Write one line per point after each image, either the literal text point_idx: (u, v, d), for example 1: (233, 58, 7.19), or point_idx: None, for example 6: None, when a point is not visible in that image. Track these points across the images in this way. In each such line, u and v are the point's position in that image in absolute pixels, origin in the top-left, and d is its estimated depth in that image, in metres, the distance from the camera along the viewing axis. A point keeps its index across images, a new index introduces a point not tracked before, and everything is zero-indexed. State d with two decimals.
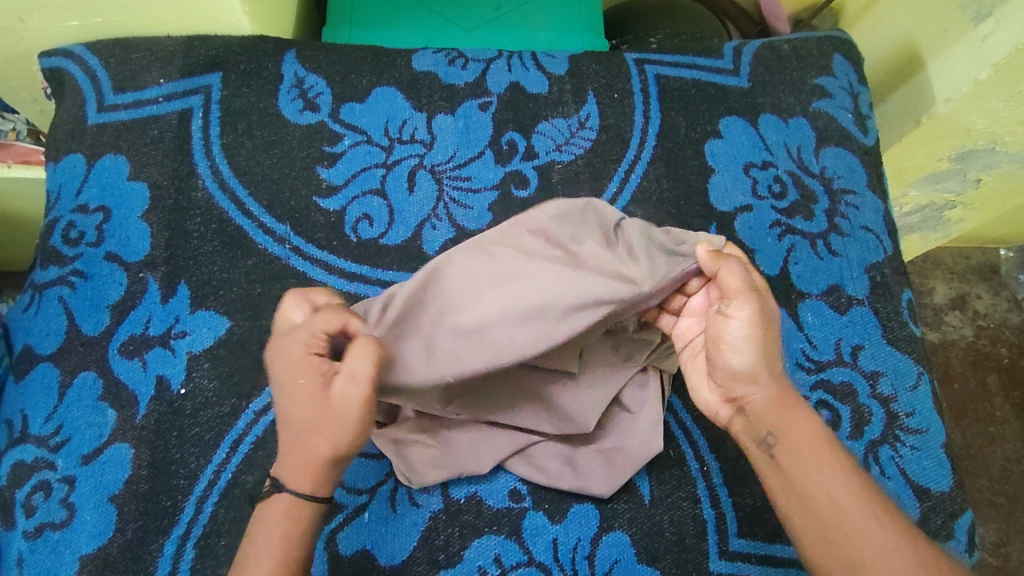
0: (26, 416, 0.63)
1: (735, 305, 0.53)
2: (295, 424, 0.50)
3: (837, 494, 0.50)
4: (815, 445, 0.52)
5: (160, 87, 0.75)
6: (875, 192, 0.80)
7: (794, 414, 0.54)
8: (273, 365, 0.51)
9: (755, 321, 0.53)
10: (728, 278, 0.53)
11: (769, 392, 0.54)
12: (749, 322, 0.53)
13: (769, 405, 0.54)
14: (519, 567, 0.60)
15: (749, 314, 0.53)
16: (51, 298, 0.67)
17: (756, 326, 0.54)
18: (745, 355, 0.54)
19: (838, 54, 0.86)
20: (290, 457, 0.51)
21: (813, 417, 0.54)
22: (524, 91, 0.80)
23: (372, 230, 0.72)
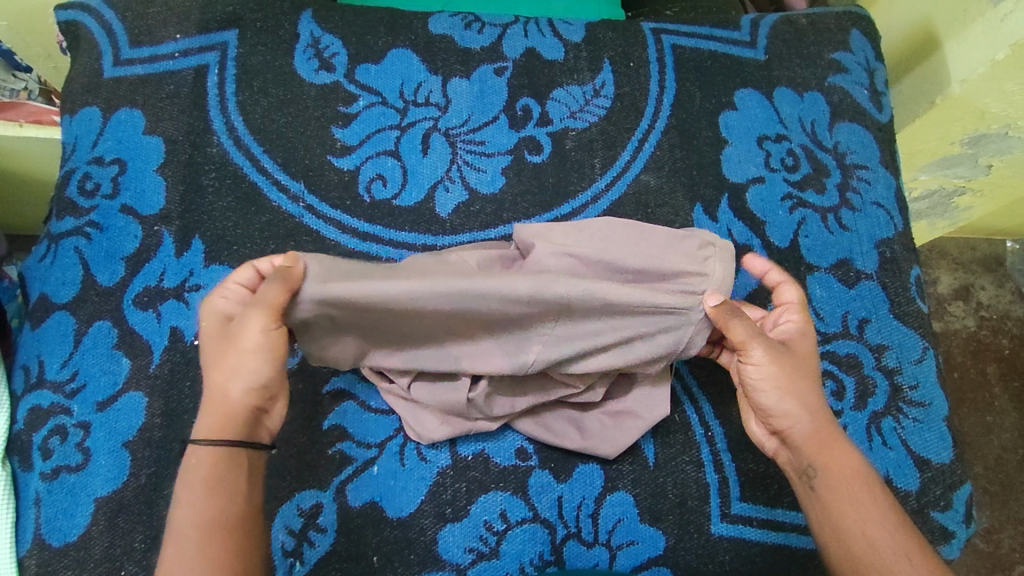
0: (43, 362, 0.64)
1: (747, 351, 0.56)
2: (217, 374, 0.53)
3: (873, 533, 0.52)
4: (855, 476, 0.54)
5: (176, 43, 0.75)
6: (887, 168, 0.80)
7: (833, 449, 0.55)
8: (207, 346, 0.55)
9: (768, 367, 0.56)
10: (738, 326, 0.55)
11: (813, 426, 0.56)
12: (766, 369, 0.56)
13: (812, 437, 0.56)
14: (524, 523, 0.62)
15: (760, 359, 0.56)
16: (66, 248, 0.68)
17: (773, 364, 0.56)
18: (777, 395, 0.56)
19: (856, 30, 0.86)
20: (218, 412, 0.52)
21: (856, 453, 0.56)
22: (541, 57, 0.80)
23: (386, 190, 0.73)
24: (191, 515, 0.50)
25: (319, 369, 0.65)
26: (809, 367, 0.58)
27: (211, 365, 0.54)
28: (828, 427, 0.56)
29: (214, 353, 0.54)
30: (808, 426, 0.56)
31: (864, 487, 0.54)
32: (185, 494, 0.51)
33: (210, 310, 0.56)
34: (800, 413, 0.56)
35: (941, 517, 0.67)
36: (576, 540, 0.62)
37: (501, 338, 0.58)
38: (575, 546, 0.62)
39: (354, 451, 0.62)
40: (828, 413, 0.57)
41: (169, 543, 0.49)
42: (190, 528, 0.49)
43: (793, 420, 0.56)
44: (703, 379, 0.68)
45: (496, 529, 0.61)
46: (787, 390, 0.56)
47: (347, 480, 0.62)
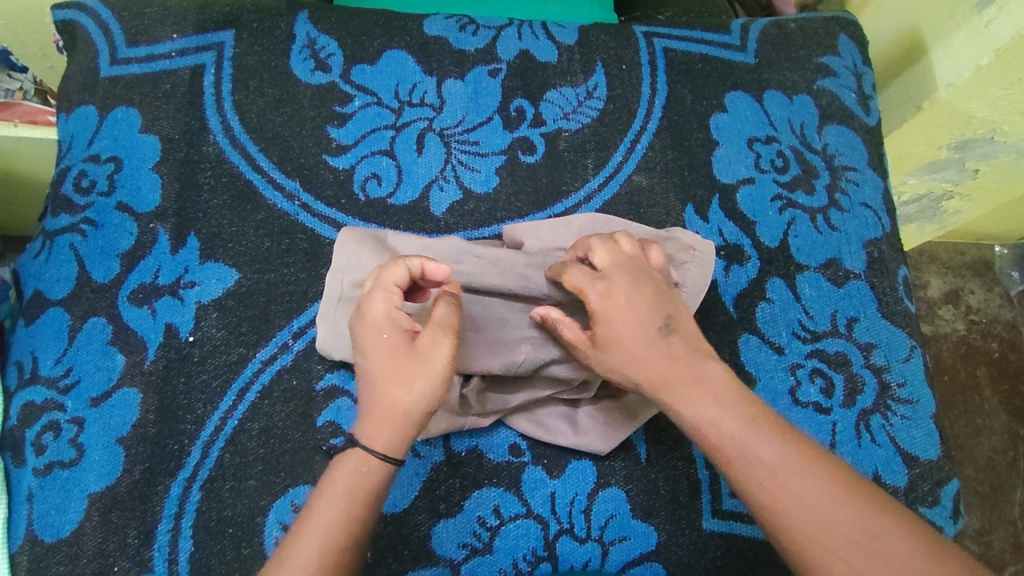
0: (37, 358, 0.64)
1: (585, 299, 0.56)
2: (377, 378, 0.53)
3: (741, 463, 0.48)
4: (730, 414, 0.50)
5: (172, 43, 0.75)
6: (875, 170, 0.82)
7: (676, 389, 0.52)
8: (367, 340, 0.55)
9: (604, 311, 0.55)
10: (570, 275, 0.57)
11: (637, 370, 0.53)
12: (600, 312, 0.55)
13: (661, 380, 0.52)
14: (517, 519, 0.62)
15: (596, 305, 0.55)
16: (62, 245, 0.68)
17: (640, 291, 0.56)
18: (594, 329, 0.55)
19: (844, 34, 0.87)
20: (374, 413, 0.52)
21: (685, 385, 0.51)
22: (534, 59, 0.81)
23: (381, 189, 0.73)
24: (338, 517, 0.49)
25: (313, 366, 0.65)
26: (634, 313, 0.54)
27: (382, 377, 0.53)
28: (667, 365, 0.52)
29: (384, 367, 0.53)
30: (657, 372, 0.52)
31: (743, 423, 0.49)
32: (328, 493, 0.50)
33: (381, 320, 0.55)
34: (645, 363, 0.53)
35: (930, 513, 0.68)
36: (569, 536, 0.62)
37: (490, 323, 0.63)
38: (568, 541, 0.62)
39: None
40: (663, 348, 0.53)
41: (310, 540, 0.47)
42: (328, 530, 0.48)
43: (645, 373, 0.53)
44: None
45: (489, 524, 0.62)
46: (627, 358, 0.54)
47: None
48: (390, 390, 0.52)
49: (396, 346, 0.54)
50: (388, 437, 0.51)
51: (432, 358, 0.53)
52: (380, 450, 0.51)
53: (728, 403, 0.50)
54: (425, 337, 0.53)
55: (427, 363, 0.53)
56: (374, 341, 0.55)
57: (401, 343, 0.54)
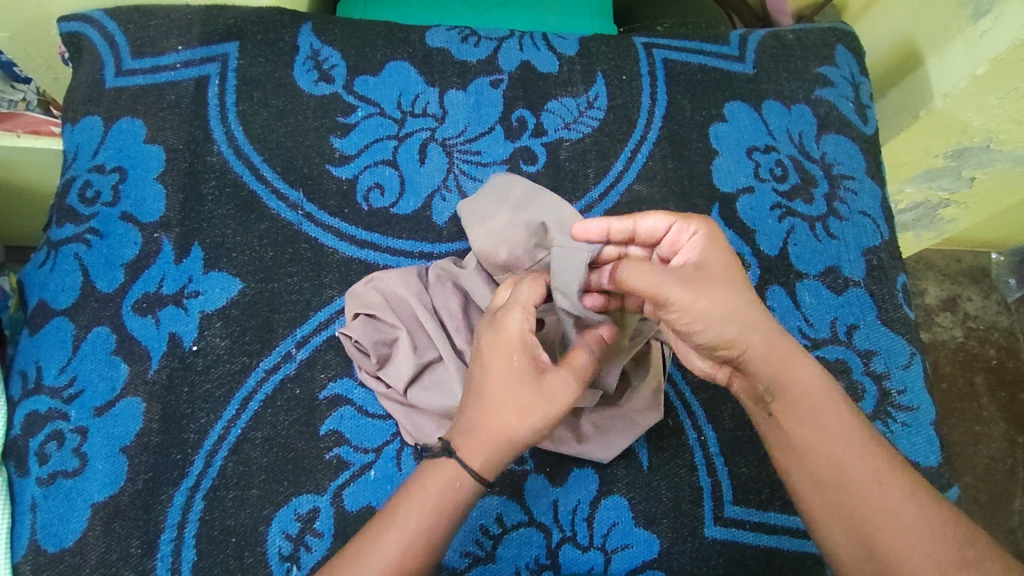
0: (40, 367, 0.64)
1: (664, 294, 0.51)
2: (496, 396, 0.53)
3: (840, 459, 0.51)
4: (823, 395, 0.53)
5: (177, 54, 0.76)
6: (873, 179, 0.83)
7: (794, 367, 0.53)
8: (488, 351, 0.55)
9: (691, 300, 0.51)
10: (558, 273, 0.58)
11: (766, 345, 0.52)
12: (688, 301, 0.51)
13: (770, 354, 0.53)
14: (520, 527, 0.62)
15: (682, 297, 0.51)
16: (66, 255, 0.68)
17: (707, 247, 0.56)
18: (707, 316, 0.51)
19: (841, 45, 0.89)
20: (482, 432, 0.53)
21: (814, 370, 0.54)
22: (535, 70, 0.81)
23: (384, 199, 0.74)
24: (396, 555, 0.50)
25: (316, 375, 0.65)
26: (745, 295, 0.53)
27: (508, 399, 0.53)
28: (786, 345, 0.53)
29: (502, 387, 0.53)
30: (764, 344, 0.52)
31: (830, 406, 0.53)
32: (391, 529, 0.51)
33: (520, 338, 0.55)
34: (746, 336, 0.52)
35: None
36: (572, 544, 0.62)
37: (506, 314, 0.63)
38: (570, 549, 0.62)
39: (351, 456, 0.63)
40: (781, 333, 0.53)
41: (393, 545, 0.50)
42: (385, 566, 0.50)
43: (744, 345, 0.52)
44: (696, 385, 0.69)
45: (492, 533, 0.62)
46: (754, 327, 0.52)
47: (344, 485, 0.62)
48: (507, 415, 0.52)
49: (527, 373, 0.53)
50: (486, 461, 0.52)
51: (555, 394, 0.53)
52: (475, 468, 0.52)
53: (838, 405, 0.53)
54: (555, 374, 0.54)
55: (552, 403, 0.53)
56: (501, 359, 0.54)
57: (529, 369, 0.54)
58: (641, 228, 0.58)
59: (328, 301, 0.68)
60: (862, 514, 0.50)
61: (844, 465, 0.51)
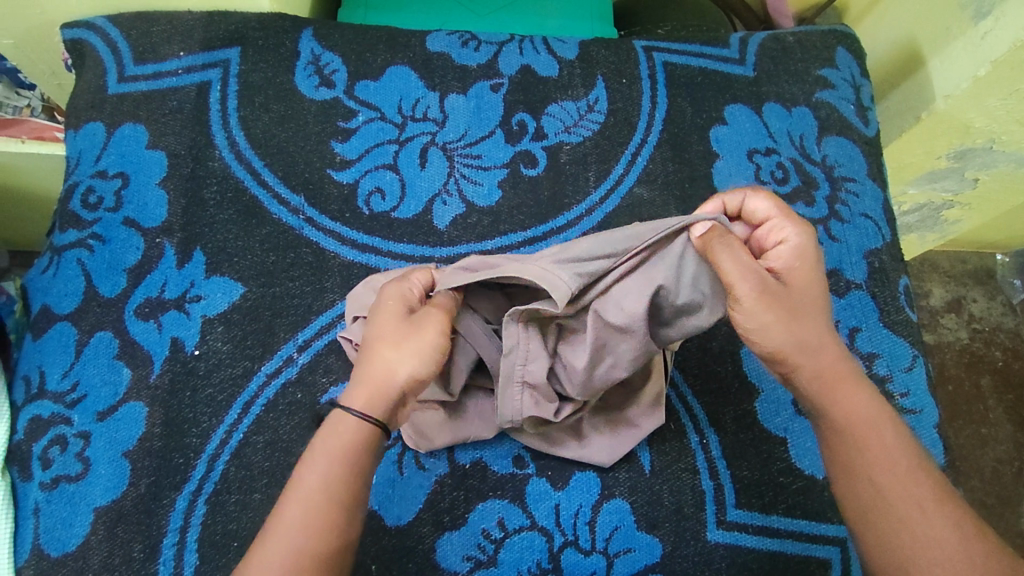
0: (44, 373, 0.65)
1: (732, 288, 0.49)
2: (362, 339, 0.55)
3: (884, 482, 0.50)
4: (871, 420, 0.52)
5: (179, 60, 0.76)
6: (874, 181, 0.82)
7: (842, 388, 0.52)
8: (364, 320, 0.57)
9: (754, 302, 0.49)
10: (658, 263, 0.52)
11: (819, 364, 0.51)
12: (755, 306, 0.49)
13: (816, 376, 0.52)
14: (522, 531, 0.62)
15: (748, 297, 0.49)
16: (69, 261, 0.69)
17: (806, 248, 0.53)
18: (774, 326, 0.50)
19: (841, 47, 0.88)
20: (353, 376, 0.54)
21: (864, 392, 0.52)
22: (535, 74, 0.82)
23: (385, 203, 0.74)
24: (299, 517, 0.48)
25: (318, 379, 0.65)
26: (810, 306, 0.52)
27: (382, 340, 0.53)
28: (840, 363, 0.52)
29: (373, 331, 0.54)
30: (818, 365, 0.51)
31: (877, 428, 0.52)
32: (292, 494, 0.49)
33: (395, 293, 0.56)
34: (801, 355, 0.51)
35: None
36: (574, 548, 0.62)
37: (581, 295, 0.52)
38: (572, 553, 0.62)
39: None
40: (837, 351, 0.52)
41: (294, 507, 0.49)
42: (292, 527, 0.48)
43: (795, 364, 0.51)
44: (698, 389, 0.69)
45: (494, 537, 0.62)
46: (811, 339, 0.51)
47: None
48: (384, 354, 0.52)
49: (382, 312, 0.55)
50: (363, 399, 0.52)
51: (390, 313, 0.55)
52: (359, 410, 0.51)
53: (880, 427, 0.52)
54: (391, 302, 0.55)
55: (425, 336, 0.53)
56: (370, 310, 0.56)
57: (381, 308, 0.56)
58: (746, 208, 0.56)
59: (329, 305, 0.69)
60: (894, 533, 0.49)
61: (879, 484, 0.50)
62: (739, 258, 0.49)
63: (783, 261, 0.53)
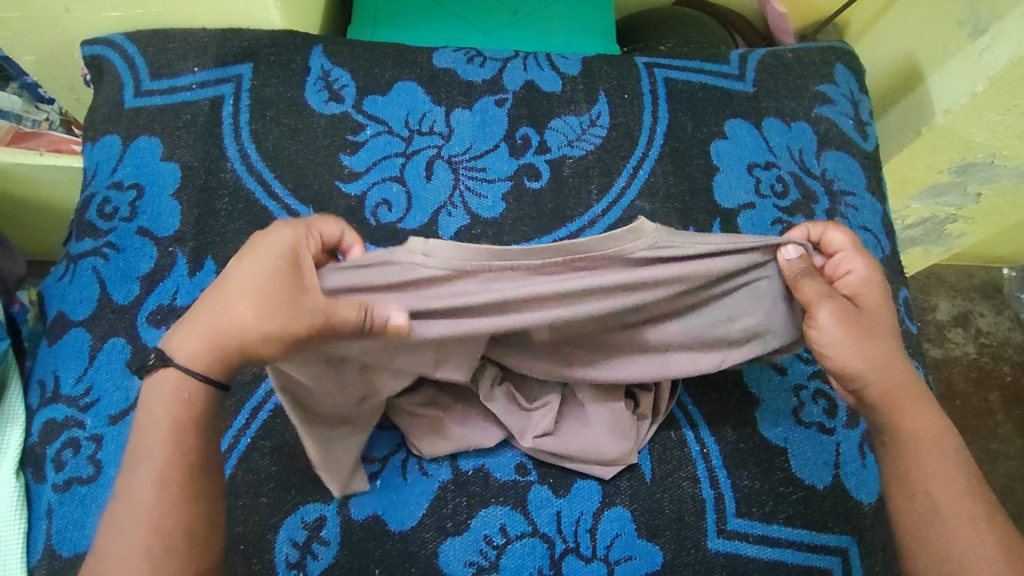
0: (58, 377, 0.66)
1: (813, 312, 0.57)
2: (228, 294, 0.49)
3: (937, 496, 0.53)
4: (931, 437, 0.55)
5: (194, 75, 0.79)
6: (873, 195, 0.84)
7: (908, 408, 0.56)
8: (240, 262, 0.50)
9: (832, 325, 0.57)
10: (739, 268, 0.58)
11: (886, 383, 0.56)
12: (832, 327, 0.57)
13: (887, 394, 0.57)
14: (524, 537, 0.63)
15: (828, 321, 0.57)
16: (84, 268, 0.71)
17: (874, 275, 0.60)
18: (851, 346, 0.56)
19: (840, 63, 0.90)
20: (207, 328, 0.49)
21: (928, 413, 0.56)
22: (539, 89, 0.84)
23: (391, 214, 0.76)
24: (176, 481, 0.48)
25: None
26: (883, 328, 0.58)
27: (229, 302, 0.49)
28: (908, 384, 0.57)
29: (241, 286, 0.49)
30: (887, 382, 0.56)
31: (938, 445, 0.55)
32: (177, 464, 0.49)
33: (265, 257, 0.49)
34: (871, 373, 0.56)
35: None
36: (575, 555, 0.63)
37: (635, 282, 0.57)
38: (573, 560, 0.63)
39: None
40: (907, 374, 0.57)
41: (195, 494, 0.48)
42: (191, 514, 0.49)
43: (865, 381, 0.57)
44: (699, 399, 0.69)
45: (496, 543, 0.62)
46: (880, 358, 0.57)
47: (350, 494, 0.63)
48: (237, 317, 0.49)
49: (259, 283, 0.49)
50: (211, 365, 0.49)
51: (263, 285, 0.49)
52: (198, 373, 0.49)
53: (940, 445, 0.55)
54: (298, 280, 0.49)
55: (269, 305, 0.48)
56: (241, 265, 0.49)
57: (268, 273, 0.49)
58: (825, 238, 0.63)
59: None
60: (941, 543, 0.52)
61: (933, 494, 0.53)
62: (817, 286, 0.57)
63: (852, 290, 0.59)
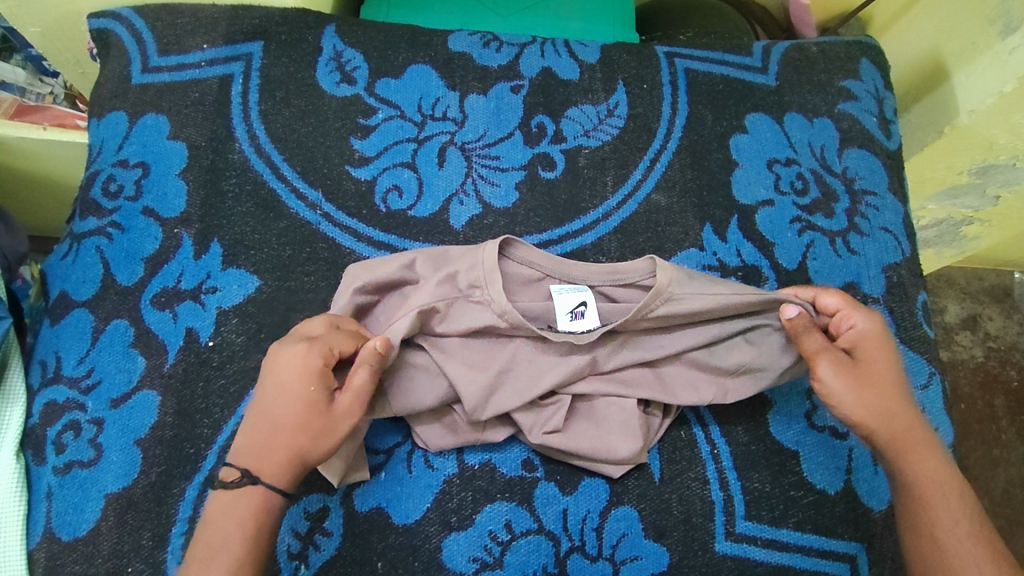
0: (60, 358, 0.65)
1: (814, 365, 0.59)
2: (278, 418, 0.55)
3: (942, 536, 0.54)
4: (937, 478, 0.56)
5: (203, 52, 0.77)
6: (895, 195, 0.82)
7: (914, 453, 0.57)
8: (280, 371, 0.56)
9: (833, 379, 0.59)
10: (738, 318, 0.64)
11: (888, 429, 0.58)
12: (832, 381, 0.59)
13: (891, 440, 0.58)
14: (529, 534, 0.62)
15: (828, 374, 0.59)
16: (88, 248, 0.70)
17: (875, 332, 0.61)
18: (851, 398, 0.58)
19: (865, 58, 0.88)
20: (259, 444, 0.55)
21: (934, 454, 0.58)
22: (556, 77, 0.81)
23: (401, 201, 0.74)
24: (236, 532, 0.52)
25: None
26: (883, 380, 0.59)
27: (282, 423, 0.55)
28: (912, 429, 0.58)
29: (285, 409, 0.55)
30: (887, 429, 0.58)
31: (945, 485, 0.56)
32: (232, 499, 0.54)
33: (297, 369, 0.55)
34: (872, 421, 0.58)
35: None
36: (580, 554, 0.62)
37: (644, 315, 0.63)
38: (578, 559, 0.62)
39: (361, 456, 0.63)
40: (909, 420, 0.59)
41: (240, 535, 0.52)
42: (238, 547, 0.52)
43: (867, 428, 0.58)
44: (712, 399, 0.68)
45: (500, 539, 0.61)
46: (882, 408, 0.58)
47: (354, 485, 0.62)
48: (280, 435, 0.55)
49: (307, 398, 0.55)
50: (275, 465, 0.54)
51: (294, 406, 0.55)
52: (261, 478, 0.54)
53: (947, 487, 0.56)
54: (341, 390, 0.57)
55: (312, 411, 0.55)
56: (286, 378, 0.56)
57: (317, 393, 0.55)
58: (819, 302, 0.62)
59: None
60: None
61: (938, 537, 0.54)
62: (815, 343, 0.59)
63: (851, 343, 0.61)
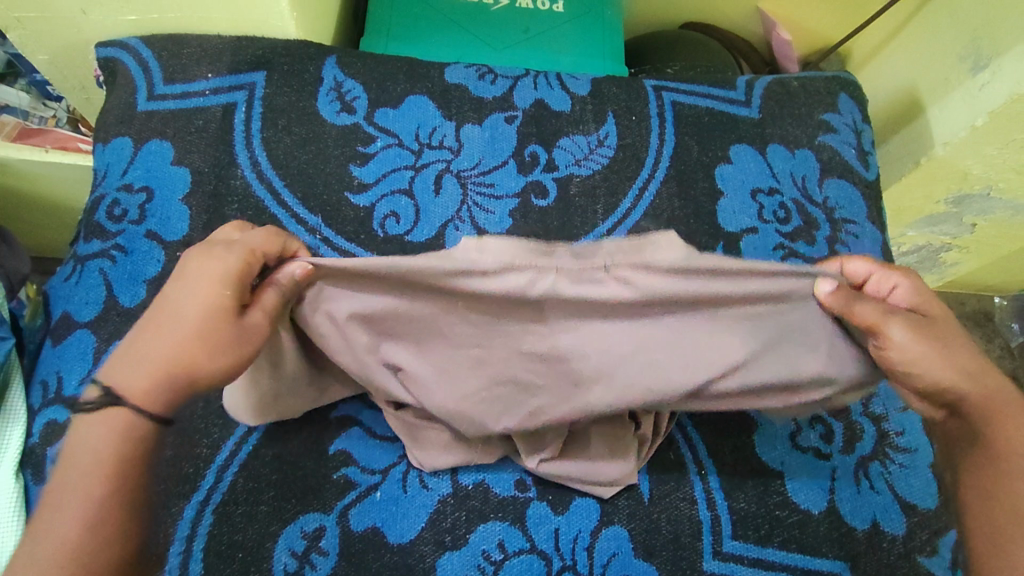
0: (62, 378, 0.66)
1: (885, 332, 0.55)
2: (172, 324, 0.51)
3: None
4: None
5: (207, 81, 0.80)
6: (874, 224, 0.85)
7: (1007, 414, 0.57)
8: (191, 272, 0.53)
9: (912, 343, 0.55)
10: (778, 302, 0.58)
11: (979, 390, 0.57)
12: (909, 342, 0.55)
13: (984, 403, 0.57)
14: (521, 554, 0.63)
15: (906, 336, 0.55)
16: (91, 270, 0.71)
17: (916, 289, 0.60)
18: (934, 361, 0.56)
19: (844, 93, 0.92)
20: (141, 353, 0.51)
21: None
22: (549, 108, 0.85)
23: (399, 227, 0.77)
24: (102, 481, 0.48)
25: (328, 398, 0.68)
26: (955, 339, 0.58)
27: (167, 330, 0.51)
28: (999, 390, 0.57)
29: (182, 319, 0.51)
30: (981, 391, 0.57)
31: None
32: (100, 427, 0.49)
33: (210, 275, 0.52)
34: (962, 381, 0.56)
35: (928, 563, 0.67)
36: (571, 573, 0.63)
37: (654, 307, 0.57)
38: None
39: (358, 477, 0.65)
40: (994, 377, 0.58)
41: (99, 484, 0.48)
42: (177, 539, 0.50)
43: (960, 391, 0.57)
44: (699, 422, 0.70)
45: (493, 558, 0.63)
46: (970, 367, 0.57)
47: (350, 505, 0.63)
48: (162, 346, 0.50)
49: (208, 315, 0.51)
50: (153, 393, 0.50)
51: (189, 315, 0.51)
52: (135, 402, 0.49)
53: None
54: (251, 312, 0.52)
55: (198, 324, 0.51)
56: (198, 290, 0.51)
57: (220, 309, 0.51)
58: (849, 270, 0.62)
59: None
60: None
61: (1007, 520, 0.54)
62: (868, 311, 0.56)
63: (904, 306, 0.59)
